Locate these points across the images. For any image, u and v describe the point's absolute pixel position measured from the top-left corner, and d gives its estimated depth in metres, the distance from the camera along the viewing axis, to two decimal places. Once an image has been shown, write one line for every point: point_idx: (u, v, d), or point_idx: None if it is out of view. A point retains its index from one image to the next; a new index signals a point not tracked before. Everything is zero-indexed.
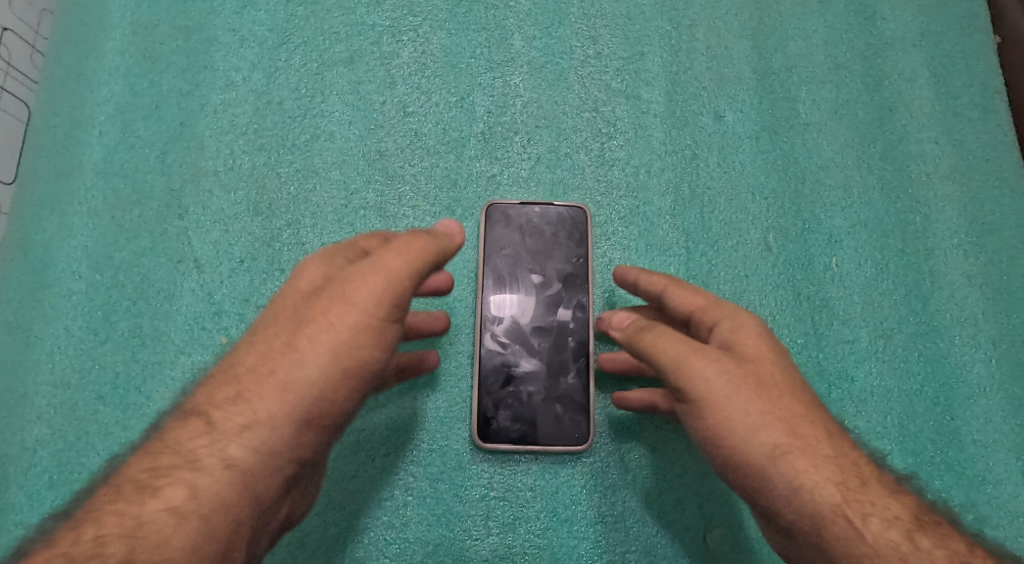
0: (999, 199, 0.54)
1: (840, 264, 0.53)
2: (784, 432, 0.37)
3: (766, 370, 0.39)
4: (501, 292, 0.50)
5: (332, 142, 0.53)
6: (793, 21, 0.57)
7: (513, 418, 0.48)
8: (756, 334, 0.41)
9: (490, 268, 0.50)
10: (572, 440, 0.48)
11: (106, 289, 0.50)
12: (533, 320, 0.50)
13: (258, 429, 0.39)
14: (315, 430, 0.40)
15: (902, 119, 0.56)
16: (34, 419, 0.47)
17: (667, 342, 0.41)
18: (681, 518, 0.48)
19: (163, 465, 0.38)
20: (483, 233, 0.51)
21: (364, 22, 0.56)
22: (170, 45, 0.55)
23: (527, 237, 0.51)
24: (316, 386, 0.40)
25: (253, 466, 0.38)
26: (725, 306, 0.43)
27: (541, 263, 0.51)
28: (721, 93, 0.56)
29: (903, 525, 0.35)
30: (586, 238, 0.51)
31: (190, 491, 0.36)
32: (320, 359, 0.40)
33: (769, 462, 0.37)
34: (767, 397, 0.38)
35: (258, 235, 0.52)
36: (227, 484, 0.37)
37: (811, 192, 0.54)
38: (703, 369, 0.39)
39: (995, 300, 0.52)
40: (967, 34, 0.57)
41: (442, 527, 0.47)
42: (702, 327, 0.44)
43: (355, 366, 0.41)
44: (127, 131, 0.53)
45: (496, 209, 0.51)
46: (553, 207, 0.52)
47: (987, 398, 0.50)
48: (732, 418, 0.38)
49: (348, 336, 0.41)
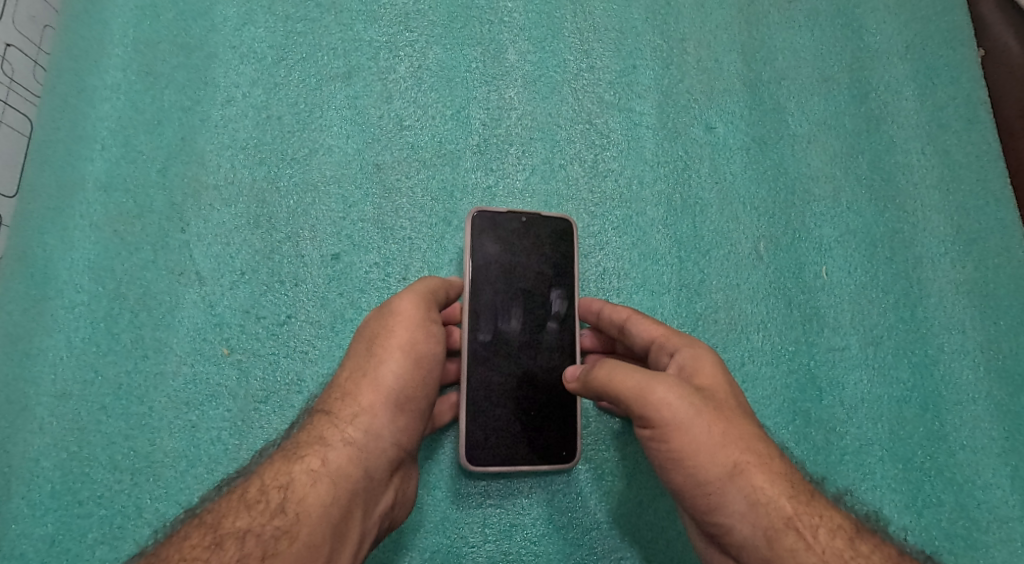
0: (984, 208, 0.55)
1: (830, 272, 0.54)
2: (743, 450, 0.38)
3: (722, 395, 0.40)
4: (490, 307, 0.49)
5: (330, 156, 0.54)
6: (782, 34, 0.59)
7: (505, 437, 0.48)
8: (713, 362, 0.42)
9: (477, 281, 0.49)
10: (561, 459, 0.48)
11: (108, 301, 0.51)
12: (522, 336, 0.49)
13: (358, 440, 0.42)
14: (401, 439, 0.43)
15: (888, 131, 0.57)
16: (37, 430, 0.48)
17: (631, 370, 0.40)
18: (675, 524, 0.49)
19: (282, 475, 0.40)
20: (468, 245, 0.49)
21: (361, 37, 0.57)
22: (171, 61, 0.55)
23: (515, 248, 0.50)
24: (399, 394, 0.43)
25: (366, 471, 0.41)
26: (681, 336, 0.44)
27: (529, 276, 0.50)
28: (711, 105, 0.57)
29: (847, 536, 0.38)
30: (571, 248, 0.51)
31: (312, 496, 0.39)
32: (399, 369, 0.43)
33: (727, 478, 0.37)
34: (725, 418, 0.39)
35: (257, 247, 0.52)
36: (346, 488, 0.40)
37: (800, 202, 0.55)
38: (669, 395, 0.38)
39: (982, 307, 0.53)
40: (951, 47, 0.58)
41: (439, 535, 0.48)
42: (659, 356, 0.44)
43: (426, 370, 0.44)
44: (129, 145, 0.54)
45: (479, 218, 0.49)
46: (540, 216, 0.51)
47: (975, 404, 0.51)
48: (694, 439, 0.38)
49: (416, 343, 0.44)
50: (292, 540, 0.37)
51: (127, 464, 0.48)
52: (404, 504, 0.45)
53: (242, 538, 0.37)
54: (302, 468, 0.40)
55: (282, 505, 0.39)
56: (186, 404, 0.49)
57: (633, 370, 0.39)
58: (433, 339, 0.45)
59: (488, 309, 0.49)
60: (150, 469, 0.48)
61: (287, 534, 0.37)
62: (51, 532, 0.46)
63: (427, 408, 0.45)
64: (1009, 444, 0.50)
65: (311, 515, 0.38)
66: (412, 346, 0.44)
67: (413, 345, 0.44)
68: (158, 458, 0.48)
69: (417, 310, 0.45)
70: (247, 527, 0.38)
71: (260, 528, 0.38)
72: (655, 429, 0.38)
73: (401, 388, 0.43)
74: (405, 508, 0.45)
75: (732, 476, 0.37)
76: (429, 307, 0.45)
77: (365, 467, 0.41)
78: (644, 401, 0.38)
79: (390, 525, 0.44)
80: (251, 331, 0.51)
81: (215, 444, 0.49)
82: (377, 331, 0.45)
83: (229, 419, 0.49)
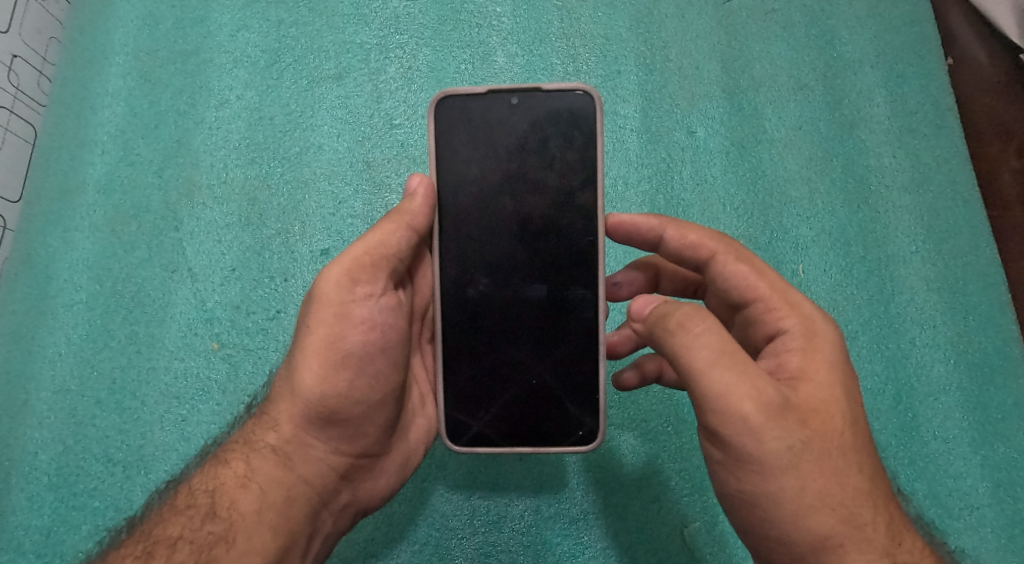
0: (953, 208, 0.57)
1: (806, 271, 0.56)
2: (843, 519, 0.32)
3: (836, 433, 0.32)
4: (474, 226, 0.39)
5: (321, 154, 0.56)
6: (759, 42, 0.61)
7: (519, 430, 0.39)
8: (830, 366, 0.34)
9: (453, 192, 0.38)
10: (575, 434, 0.39)
11: (105, 299, 0.52)
12: (521, 262, 0.39)
13: (288, 444, 0.37)
14: (345, 440, 0.37)
15: (861, 135, 0.59)
16: (35, 424, 0.49)
17: (722, 368, 0.31)
18: (660, 513, 0.50)
19: (212, 478, 0.38)
20: (435, 145, 0.38)
21: (352, 40, 0.58)
22: (169, 67, 0.57)
23: (500, 144, 0.38)
24: (324, 399, 0.36)
25: (303, 476, 0.37)
26: (795, 309, 0.35)
27: (528, 179, 0.38)
28: (692, 110, 0.59)
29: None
30: (593, 134, 0.38)
31: (240, 505, 0.36)
32: (318, 370, 0.35)
33: (812, 548, 0.32)
34: (833, 470, 0.32)
35: (248, 243, 0.54)
36: (279, 499, 0.37)
37: (777, 203, 0.58)
38: (765, 427, 0.31)
39: (952, 303, 0.55)
40: (920, 55, 0.60)
41: (429, 526, 0.50)
42: (759, 320, 0.36)
43: (362, 363, 0.36)
44: (127, 149, 0.55)
45: (454, 102, 0.38)
46: (538, 95, 0.38)
47: (947, 396, 0.53)
48: (782, 493, 0.31)
49: (335, 336, 0.35)
50: (223, 554, 0.35)
51: (121, 457, 0.49)
52: (373, 492, 0.40)
53: (172, 547, 0.36)
54: (231, 473, 0.37)
55: (212, 510, 0.36)
56: (177, 398, 0.50)
57: (725, 370, 0.31)
58: (368, 322, 0.36)
59: (465, 232, 0.39)
60: (142, 462, 0.49)
61: (220, 547, 0.35)
62: (48, 524, 0.48)
63: (378, 403, 0.37)
64: (978, 434, 0.52)
65: (242, 529, 0.35)
66: (339, 336, 0.35)
67: (339, 335, 0.35)
68: (150, 451, 0.49)
69: (342, 289, 0.36)
70: (179, 534, 0.36)
71: (192, 534, 0.36)
72: (738, 458, 0.32)
73: (330, 390, 0.36)
74: (381, 492, 0.41)
75: (819, 549, 0.32)
76: (364, 277, 0.36)
77: (302, 472, 0.37)
78: (729, 416, 0.31)
79: (363, 510, 0.41)
80: (242, 326, 0.52)
81: (206, 438, 0.49)
82: (304, 312, 0.37)
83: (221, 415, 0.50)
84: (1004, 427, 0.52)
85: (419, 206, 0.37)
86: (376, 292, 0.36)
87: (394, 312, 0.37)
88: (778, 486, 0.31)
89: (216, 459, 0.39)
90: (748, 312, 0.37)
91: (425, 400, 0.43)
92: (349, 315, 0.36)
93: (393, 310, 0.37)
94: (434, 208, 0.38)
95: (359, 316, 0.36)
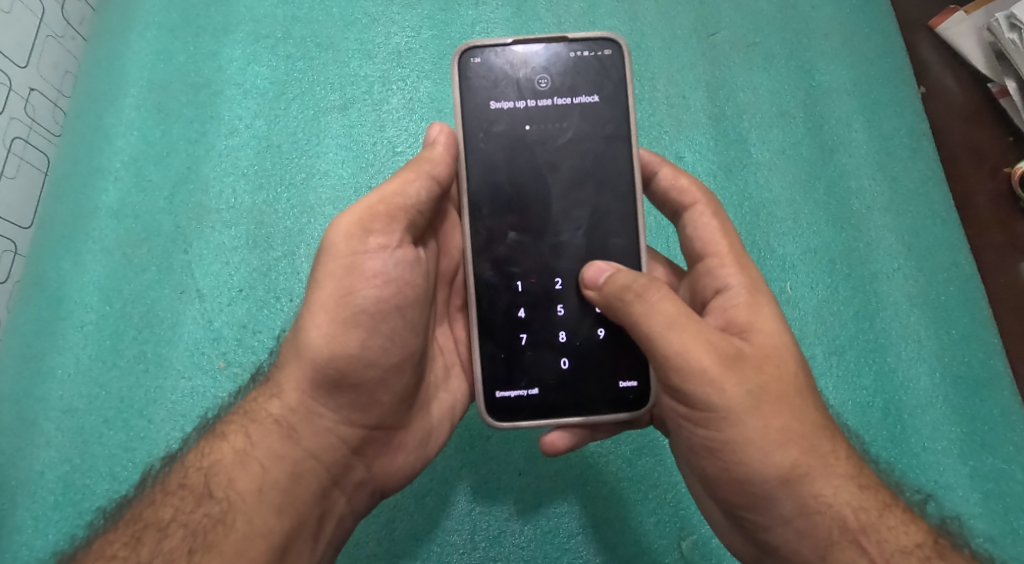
0: (933, 228, 0.59)
1: (794, 288, 0.58)
2: (808, 451, 0.35)
3: (789, 373, 0.36)
4: (503, 189, 0.41)
5: (326, 180, 0.58)
6: (742, 74, 0.64)
7: (568, 397, 0.41)
8: (773, 320, 0.38)
9: (484, 149, 0.41)
10: (628, 404, 0.41)
11: (113, 319, 0.54)
12: (559, 217, 0.41)
13: (292, 414, 0.39)
14: (358, 409, 0.39)
15: (842, 158, 0.61)
16: (42, 444, 0.50)
17: (678, 330, 0.34)
18: (658, 526, 0.51)
19: (208, 455, 0.39)
20: (459, 103, 0.41)
21: (356, 73, 0.61)
22: (181, 98, 0.59)
23: (526, 95, 0.42)
24: (331, 362, 0.37)
25: (310, 449, 0.39)
26: (743, 268, 0.40)
27: (559, 131, 0.42)
28: (680, 136, 0.62)
29: (920, 552, 0.36)
30: (621, 80, 0.42)
31: (238, 484, 0.37)
32: (327, 329, 0.37)
33: (780, 483, 0.35)
34: (790, 408, 0.36)
35: (255, 265, 0.56)
36: (284, 475, 0.38)
37: (764, 222, 0.60)
38: (727, 376, 0.35)
39: (935, 319, 0.57)
40: (894, 85, 0.63)
41: (430, 542, 0.50)
42: (710, 273, 0.41)
43: (374, 322, 0.37)
44: (138, 175, 0.57)
45: (480, 57, 0.42)
46: (563, 47, 0.42)
47: (935, 408, 0.55)
48: (749, 435, 0.35)
49: (345, 295, 0.37)
50: (222, 538, 0.35)
51: (126, 475, 0.50)
52: (389, 470, 0.42)
53: (165, 531, 0.36)
54: (229, 447, 0.38)
55: (207, 492, 0.37)
56: (183, 416, 0.52)
57: (682, 331, 0.34)
58: (382, 277, 0.37)
59: (496, 205, 0.41)
60: None
61: (218, 530, 0.35)
62: (51, 542, 0.48)
63: (393, 369, 0.39)
64: (966, 445, 0.54)
65: (242, 510, 0.36)
66: (350, 291, 0.37)
67: (350, 290, 0.37)
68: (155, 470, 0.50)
69: (353, 240, 0.37)
70: (172, 517, 0.36)
71: (186, 517, 0.36)
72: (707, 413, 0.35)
73: (341, 350, 0.37)
74: (399, 470, 0.42)
75: (786, 481, 0.35)
76: (378, 227, 0.37)
77: (309, 446, 0.39)
78: (693, 371, 0.34)
79: (379, 488, 0.42)
80: (248, 345, 0.54)
81: None
82: (315, 267, 0.38)
83: (215, 414, 0.51)
84: (991, 437, 0.54)
85: (440, 157, 0.40)
86: (390, 244, 0.38)
87: (408, 267, 0.38)
88: (747, 430, 0.35)
89: (212, 437, 0.40)
90: (701, 266, 0.42)
91: (450, 374, 0.45)
92: (361, 274, 0.37)
93: (408, 264, 0.38)
94: (457, 157, 0.41)
95: (370, 273, 0.37)
